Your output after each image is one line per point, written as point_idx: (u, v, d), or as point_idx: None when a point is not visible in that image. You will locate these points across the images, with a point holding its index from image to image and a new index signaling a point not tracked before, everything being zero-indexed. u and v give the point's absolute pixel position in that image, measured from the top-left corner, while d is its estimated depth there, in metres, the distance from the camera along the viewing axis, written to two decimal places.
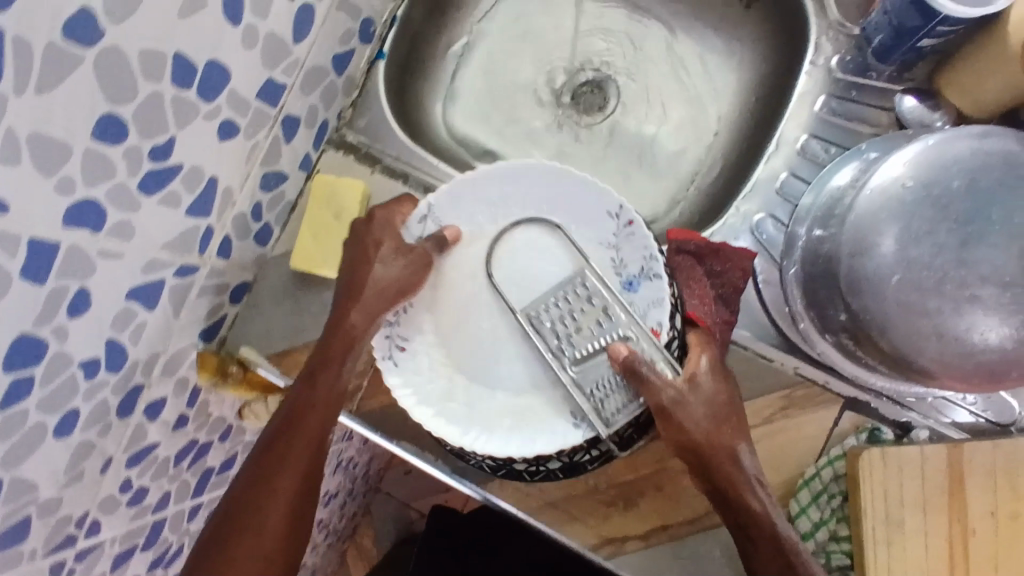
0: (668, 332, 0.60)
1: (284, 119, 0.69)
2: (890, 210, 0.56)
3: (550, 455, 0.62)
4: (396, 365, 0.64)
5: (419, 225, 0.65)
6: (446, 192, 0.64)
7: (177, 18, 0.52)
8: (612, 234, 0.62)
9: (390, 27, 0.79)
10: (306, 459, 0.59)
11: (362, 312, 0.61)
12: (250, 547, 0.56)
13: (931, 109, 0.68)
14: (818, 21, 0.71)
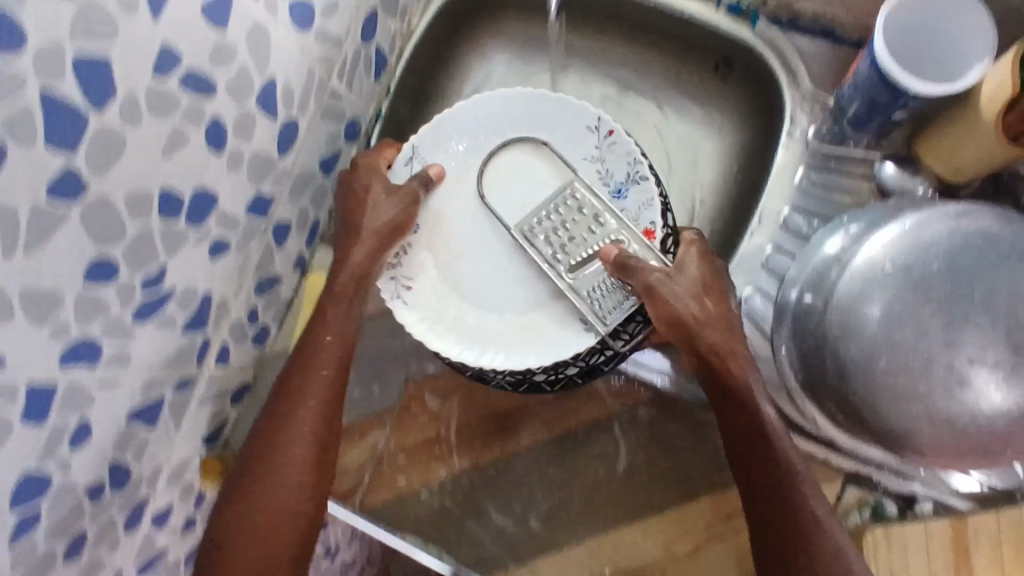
0: (661, 230, 0.68)
1: (275, 226, 0.71)
2: (872, 291, 0.56)
3: (567, 362, 0.68)
4: (405, 303, 0.71)
5: (407, 167, 0.74)
6: (426, 133, 0.74)
7: (161, 158, 0.54)
8: (596, 145, 0.72)
9: (375, 122, 0.82)
10: (323, 379, 0.63)
11: (376, 237, 0.68)
12: (274, 461, 0.61)
13: (911, 176, 0.68)
14: (792, 93, 0.72)
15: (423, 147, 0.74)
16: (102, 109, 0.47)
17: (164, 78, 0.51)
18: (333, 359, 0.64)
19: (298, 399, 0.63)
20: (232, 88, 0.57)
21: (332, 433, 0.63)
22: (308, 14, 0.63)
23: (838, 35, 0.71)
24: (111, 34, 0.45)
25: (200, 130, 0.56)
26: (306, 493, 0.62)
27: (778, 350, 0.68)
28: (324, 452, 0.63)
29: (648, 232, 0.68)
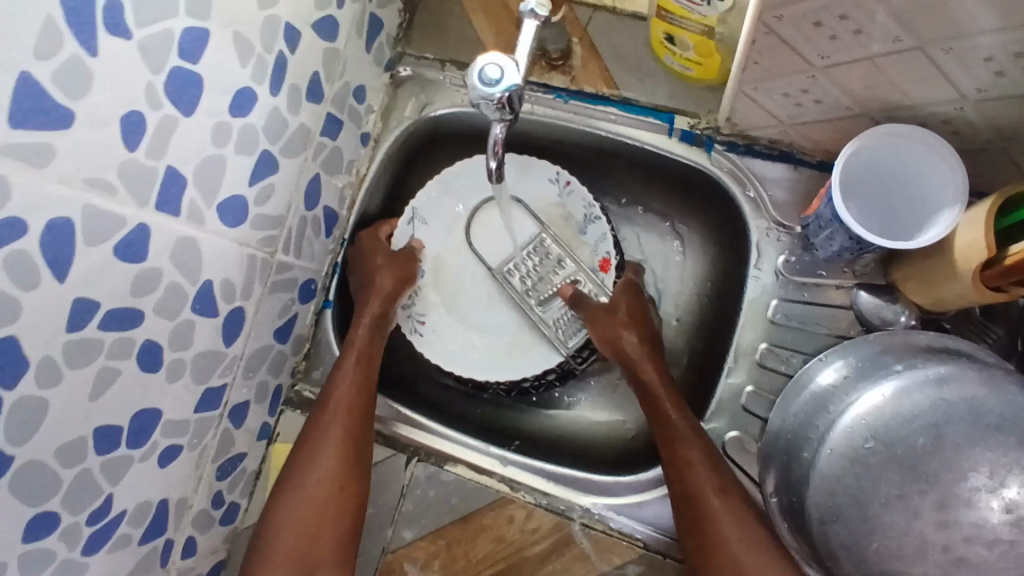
0: (616, 258, 0.76)
1: (233, 409, 0.67)
2: (854, 474, 0.53)
3: (550, 373, 0.77)
4: (423, 336, 0.77)
5: (407, 227, 0.79)
6: (422, 194, 0.79)
7: (90, 402, 0.51)
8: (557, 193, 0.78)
9: (334, 273, 0.78)
10: (356, 387, 0.69)
11: (382, 289, 0.73)
12: (312, 455, 0.66)
13: (889, 304, 0.64)
14: (756, 221, 0.69)
15: (421, 208, 0.79)
16: (11, 386, 0.45)
17: (82, 330, 0.48)
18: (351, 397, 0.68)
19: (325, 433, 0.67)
20: (162, 307, 0.54)
21: (359, 448, 0.67)
22: (240, 208, 0.60)
23: (797, 158, 0.68)
24: (14, 316, 0.43)
25: (132, 359, 0.53)
26: (339, 489, 0.65)
27: (768, 499, 0.63)
28: (359, 452, 0.67)
29: (605, 262, 0.76)
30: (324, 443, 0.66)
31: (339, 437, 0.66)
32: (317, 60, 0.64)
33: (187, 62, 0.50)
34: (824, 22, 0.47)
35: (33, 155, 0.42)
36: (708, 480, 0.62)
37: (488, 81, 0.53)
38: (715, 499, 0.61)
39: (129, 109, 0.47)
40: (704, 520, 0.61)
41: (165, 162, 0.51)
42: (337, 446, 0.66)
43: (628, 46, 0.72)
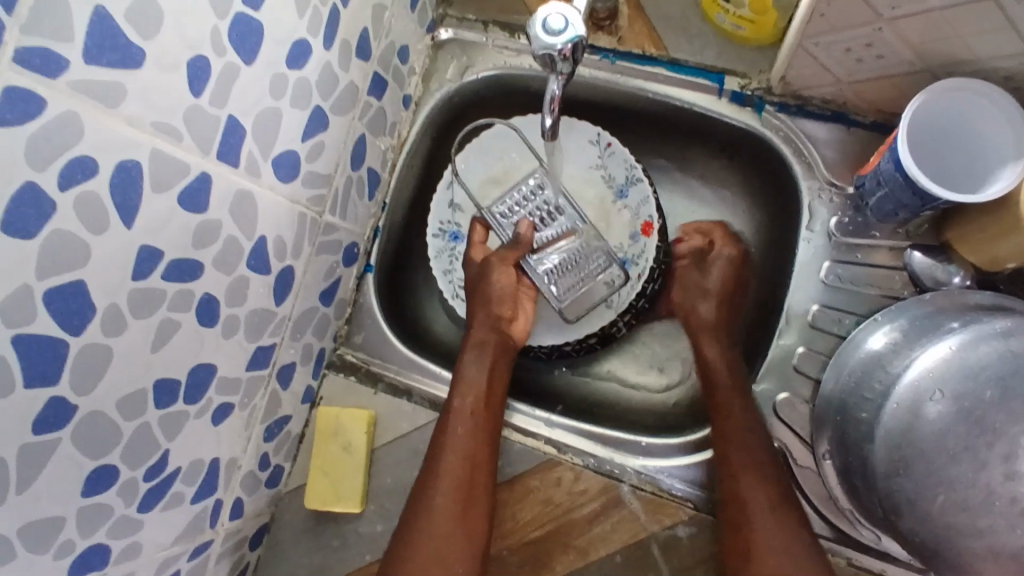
0: (659, 222, 0.76)
1: (280, 370, 0.67)
2: (922, 432, 0.54)
3: (590, 338, 0.77)
4: (464, 301, 0.80)
5: (448, 190, 0.80)
6: (462, 159, 0.80)
7: (151, 353, 0.50)
8: (598, 156, 0.77)
9: (374, 238, 0.77)
10: (473, 412, 0.66)
11: (501, 294, 0.72)
12: (434, 481, 0.63)
13: (944, 264, 0.64)
14: (809, 182, 0.68)
15: (461, 172, 0.80)
16: (79, 333, 0.44)
17: (146, 278, 0.47)
18: (480, 405, 0.67)
19: (451, 439, 0.65)
20: (220, 261, 0.54)
21: (475, 476, 0.64)
22: (292, 164, 0.59)
23: (851, 118, 0.67)
24: (83, 260, 0.42)
25: (191, 312, 0.53)
26: (458, 517, 0.61)
27: (821, 460, 0.65)
28: (474, 478, 0.64)
29: (647, 226, 0.76)
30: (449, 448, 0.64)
31: (465, 444, 0.65)
32: (366, 16, 0.63)
33: (249, 9, 0.49)
34: None
35: (105, 93, 0.41)
36: (746, 458, 0.62)
37: (551, 31, 0.52)
38: (751, 476, 0.61)
39: (196, 54, 0.46)
40: (738, 496, 0.60)
41: (226, 111, 0.50)
42: (463, 451, 0.64)
43: (675, 7, 0.71)
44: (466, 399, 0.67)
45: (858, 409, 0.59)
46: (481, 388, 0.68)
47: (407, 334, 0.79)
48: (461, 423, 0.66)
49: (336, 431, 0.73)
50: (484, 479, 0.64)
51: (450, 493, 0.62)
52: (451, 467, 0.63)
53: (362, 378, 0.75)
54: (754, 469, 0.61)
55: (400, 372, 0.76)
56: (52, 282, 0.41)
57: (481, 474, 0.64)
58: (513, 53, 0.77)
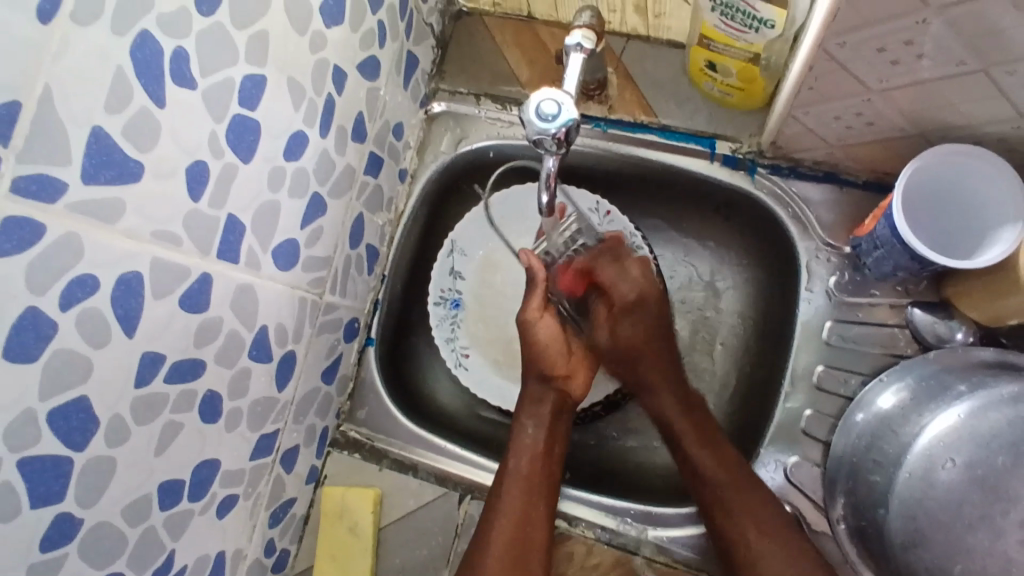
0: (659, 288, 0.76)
1: (284, 455, 0.66)
2: (929, 498, 0.55)
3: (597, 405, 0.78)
4: (467, 370, 0.79)
5: (449, 259, 0.81)
6: (463, 229, 0.81)
7: (154, 457, 0.50)
8: (596, 223, 0.78)
9: (374, 312, 0.76)
10: (527, 473, 0.65)
11: (547, 352, 0.71)
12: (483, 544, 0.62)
13: (944, 321, 0.64)
14: (805, 244, 0.69)
15: (460, 240, 0.81)
16: (81, 448, 0.44)
17: (148, 385, 0.48)
18: (537, 466, 0.66)
19: (504, 499, 0.64)
20: (222, 356, 0.54)
21: (527, 539, 0.62)
22: (292, 252, 0.59)
23: (843, 178, 0.68)
24: (85, 376, 0.43)
25: (193, 412, 0.52)
26: None
27: (835, 524, 0.63)
28: (526, 541, 0.62)
29: None
30: (500, 507, 0.63)
31: (520, 506, 0.63)
32: (361, 100, 0.64)
33: (246, 110, 0.50)
34: (888, 48, 0.47)
35: (103, 211, 0.41)
36: (725, 487, 0.62)
37: (544, 116, 0.52)
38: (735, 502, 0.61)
39: (194, 159, 0.47)
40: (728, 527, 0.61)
41: (225, 211, 0.51)
42: (515, 512, 0.63)
43: (664, 73, 0.73)
44: (522, 458, 0.66)
45: (870, 471, 0.59)
46: (537, 448, 0.67)
47: (410, 407, 0.78)
48: (517, 481, 0.65)
49: (342, 511, 0.72)
50: (538, 543, 0.62)
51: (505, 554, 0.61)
52: (505, 527, 0.62)
53: (367, 455, 0.74)
54: (726, 495, 0.62)
55: (404, 448, 0.74)
56: (53, 402, 0.41)
57: (535, 537, 0.62)
58: (506, 124, 0.78)
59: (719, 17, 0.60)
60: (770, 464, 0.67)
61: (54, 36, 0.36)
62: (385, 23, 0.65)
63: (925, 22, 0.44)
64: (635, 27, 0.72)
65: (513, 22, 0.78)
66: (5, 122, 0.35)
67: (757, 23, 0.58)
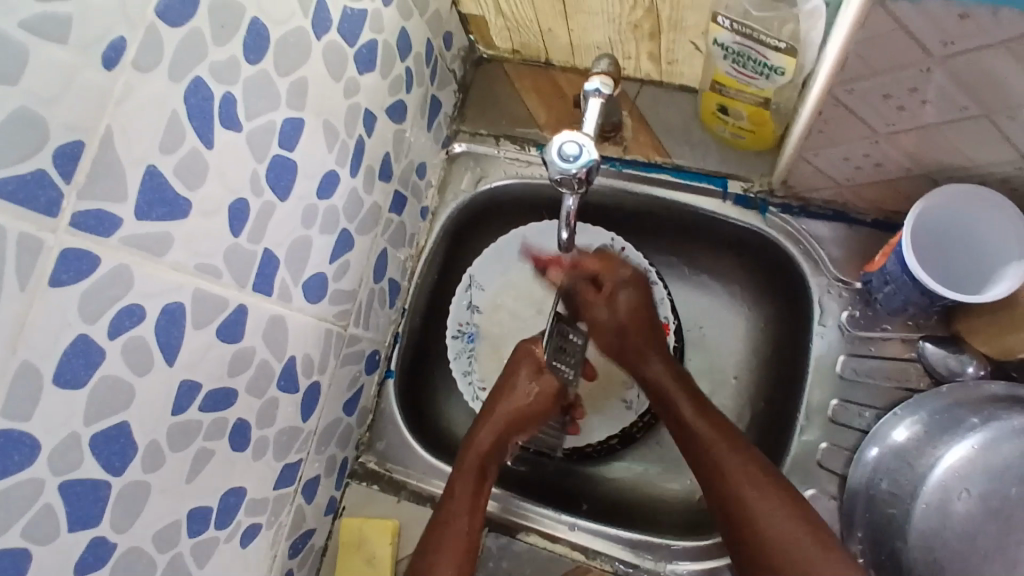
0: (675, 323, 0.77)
1: (305, 485, 0.67)
2: None
3: (614, 436, 0.77)
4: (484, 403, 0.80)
5: (466, 293, 0.83)
6: (481, 263, 0.83)
7: (186, 483, 0.52)
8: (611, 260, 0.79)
9: (395, 344, 0.78)
10: (474, 478, 0.67)
11: (534, 412, 0.69)
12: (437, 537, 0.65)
13: (955, 353, 0.65)
14: (817, 280, 0.70)
15: (478, 275, 0.83)
16: (120, 472, 0.46)
17: (184, 412, 0.50)
18: (484, 469, 0.68)
19: (452, 496, 0.66)
20: (252, 386, 0.56)
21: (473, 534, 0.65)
22: (321, 286, 0.61)
23: (852, 217, 0.70)
24: (127, 403, 0.45)
25: (224, 439, 0.54)
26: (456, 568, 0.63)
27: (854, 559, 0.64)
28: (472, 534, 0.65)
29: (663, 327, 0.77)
30: (449, 531, 0.65)
31: (467, 504, 0.66)
32: (388, 142, 0.67)
33: (285, 150, 0.53)
34: (894, 95, 0.50)
35: (154, 244, 0.44)
36: (738, 476, 0.62)
37: (566, 157, 0.55)
38: (769, 509, 0.60)
39: (236, 197, 0.49)
40: (756, 531, 0.59)
41: (262, 246, 0.53)
42: (465, 513, 0.66)
43: (676, 117, 0.76)
44: (472, 463, 0.68)
45: (888, 504, 0.62)
46: (484, 454, 0.68)
47: (427, 440, 0.79)
48: (466, 484, 0.67)
49: (360, 541, 0.72)
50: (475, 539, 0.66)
51: (457, 548, 0.64)
52: (460, 522, 0.65)
53: (385, 486, 0.75)
54: (741, 481, 0.61)
55: (423, 479, 0.75)
56: (97, 426, 0.43)
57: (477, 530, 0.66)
58: (524, 164, 0.81)
59: (731, 65, 0.62)
60: None
61: (119, 81, 0.39)
62: (412, 70, 0.68)
63: (929, 71, 0.46)
64: (648, 73, 0.76)
65: (531, 67, 0.82)
66: (70, 160, 0.38)
67: (768, 71, 0.60)
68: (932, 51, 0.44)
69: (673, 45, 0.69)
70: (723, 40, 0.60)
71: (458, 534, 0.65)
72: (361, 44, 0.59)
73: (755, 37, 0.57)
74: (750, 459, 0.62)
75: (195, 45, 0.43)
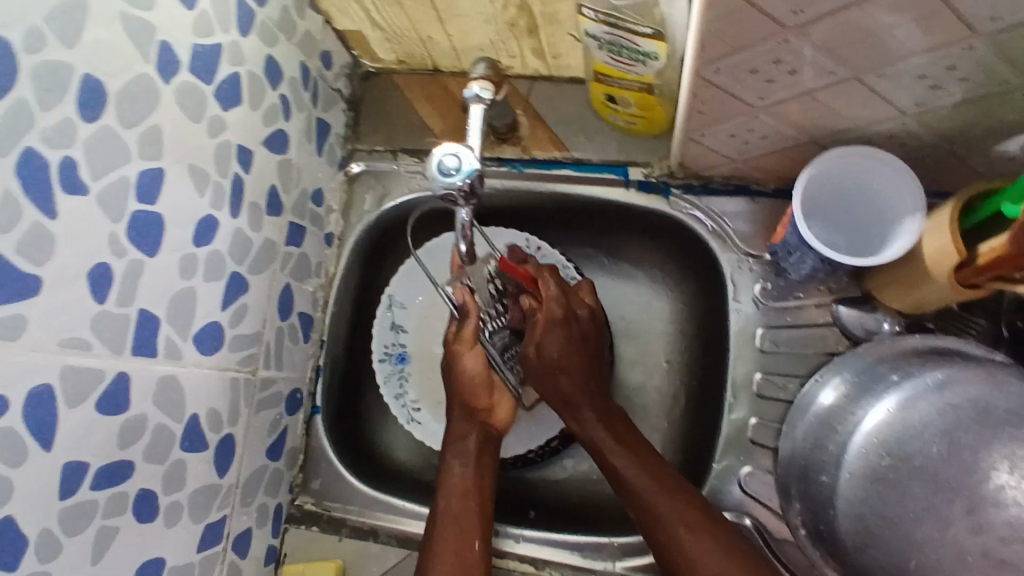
0: (599, 317, 0.76)
1: (235, 540, 0.65)
2: (876, 493, 0.56)
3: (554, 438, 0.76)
4: (420, 423, 0.78)
5: (389, 313, 0.81)
6: (399, 281, 0.81)
7: (92, 566, 0.49)
8: (529, 260, 0.78)
9: (317, 378, 0.76)
10: (469, 444, 0.68)
11: (472, 382, 0.69)
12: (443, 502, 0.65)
13: (870, 313, 0.67)
14: (727, 256, 0.70)
15: (398, 294, 0.81)
16: (13, 569, 0.42)
17: (73, 495, 0.47)
18: (475, 437, 0.68)
19: (447, 469, 0.67)
20: (151, 453, 0.53)
21: (480, 495, 0.65)
22: (216, 334, 0.59)
23: (753, 189, 0.70)
24: (5, 496, 0.42)
25: (127, 513, 0.51)
26: (472, 527, 0.63)
27: (796, 530, 0.64)
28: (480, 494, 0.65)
29: None
30: (451, 495, 0.65)
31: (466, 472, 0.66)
32: (272, 174, 0.65)
33: (146, 204, 0.50)
34: (760, 68, 0.49)
35: (5, 327, 0.41)
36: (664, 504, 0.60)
37: (447, 170, 0.53)
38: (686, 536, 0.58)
39: (95, 261, 0.46)
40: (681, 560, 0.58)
41: (135, 306, 0.50)
42: (463, 482, 0.66)
43: (570, 109, 0.75)
44: (462, 434, 0.68)
45: (819, 471, 0.60)
46: (475, 425, 0.69)
47: (365, 470, 0.77)
48: (458, 454, 0.67)
49: None
50: (485, 499, 0.66)
51: (457, 507, 0.64)
52: (455, 491, 0.65)
53: (325, 526, 0.72)
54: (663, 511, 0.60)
55: (364, 513, 0.73)
56: None
57: (483, 490, 0.66)
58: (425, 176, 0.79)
59: (608, 54, 0.61)
60: (726, 480, 0.68)
61: None
62: (288, 96, 0.66)
63: (788, 41, 0.46)
64: (535, 70, 0.74)
65: (419, 76, 0.80)
66: None
67: (643, 57, 0.59)
68: (785, 22, 0.43)
69: (554, 38, 0.67)
70: (594, 32, 0.59)
71: (461, 499, 0.65)
72: (220, 79, 0.56)
73: (623, 25, 0.56)
74: (678, 500, 0.60)
75: (17, 111, 0.40)
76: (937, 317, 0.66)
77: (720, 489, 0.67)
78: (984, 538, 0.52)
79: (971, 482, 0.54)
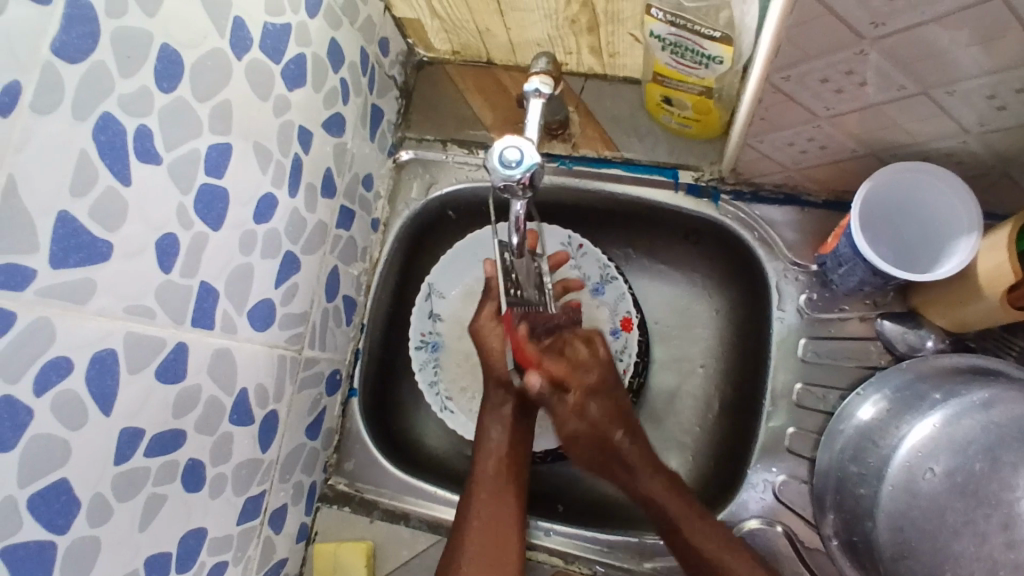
0: (637, 316, 0.76)
1: (271, 515, 0.66)
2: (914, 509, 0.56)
3: None
4: (453, 412, 0.79)
5: (426, 302, 0.81)
6: (438, 271, 0.81)
7: (140, 533, 0.50)
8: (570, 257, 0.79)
9: (356, 361, 0.76)
10: (509, 415, 0.68)
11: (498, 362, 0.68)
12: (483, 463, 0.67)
13: (915, 329, 0.66)
14: (773, 264, 0.70)
15: (437, 283, 0.82)
16: (64, 531, 0.43)
17: (128, 461, 0.48)
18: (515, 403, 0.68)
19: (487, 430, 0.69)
20: (202, 424, 0.54)
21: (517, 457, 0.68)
22: (267, 312, 0.59)
23: (804, 199, 0.70)
24: (65, 457, 0.43)
25: (176, 482, 0.52)
26: (508, 489, 0.66)
27: (829, 542, 0.65)
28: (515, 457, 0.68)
29: (627, 321, 0.76)
30: (490, 456, 0.67)
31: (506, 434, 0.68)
32: (328, 156, 0.65)
33: (213, 178, 0.51)
34: (830, 78, 0.49)
35: (75, 292, 0.42)
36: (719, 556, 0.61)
37: (507, 162, 0.53)
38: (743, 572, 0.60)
39: (164, 232, 0.47)
40: None
41: (197, 279, 0.51)
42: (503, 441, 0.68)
43: (623, 110, 0.75)
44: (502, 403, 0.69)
45: (857, 484, 0.60)
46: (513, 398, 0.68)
47: (398, 454, 0.77)
48: (497, 418, 0.69)
49: (335, 567, 0.71)
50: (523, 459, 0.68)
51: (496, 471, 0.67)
52: (494, 452, 0.68)
53: (357, 507, 0.73)
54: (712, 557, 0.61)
55: (395, 497, 0.73)
56: (35, 487, 0.41)
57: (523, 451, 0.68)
58: (474, 167, 0.79)
59: (670, 55, 0.61)
60: (759, 485, 0.68)
61: (18, 127, 0.37)
62: (347, 80, 0.66)
63: (862, 53, 0.46)
64: (591, 67, 0.75)
65: (473, 68, 0.80)
66: None
67: (706, 60, 0.59)
68: (863, 33, 0.43)
69: (613, 37, 0.68)
70: (658, 32, 0.59)
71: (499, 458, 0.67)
72: (287, 61, 0.57)
73: (691, 28, 0.56)
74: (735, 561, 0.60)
75: (100, 81, 0.41)
76: (982, 337, 0.66)
77: (751, 491, 0.68)
78: (1018, 553, 0.53)
79: (1009, 499, 0.54)
